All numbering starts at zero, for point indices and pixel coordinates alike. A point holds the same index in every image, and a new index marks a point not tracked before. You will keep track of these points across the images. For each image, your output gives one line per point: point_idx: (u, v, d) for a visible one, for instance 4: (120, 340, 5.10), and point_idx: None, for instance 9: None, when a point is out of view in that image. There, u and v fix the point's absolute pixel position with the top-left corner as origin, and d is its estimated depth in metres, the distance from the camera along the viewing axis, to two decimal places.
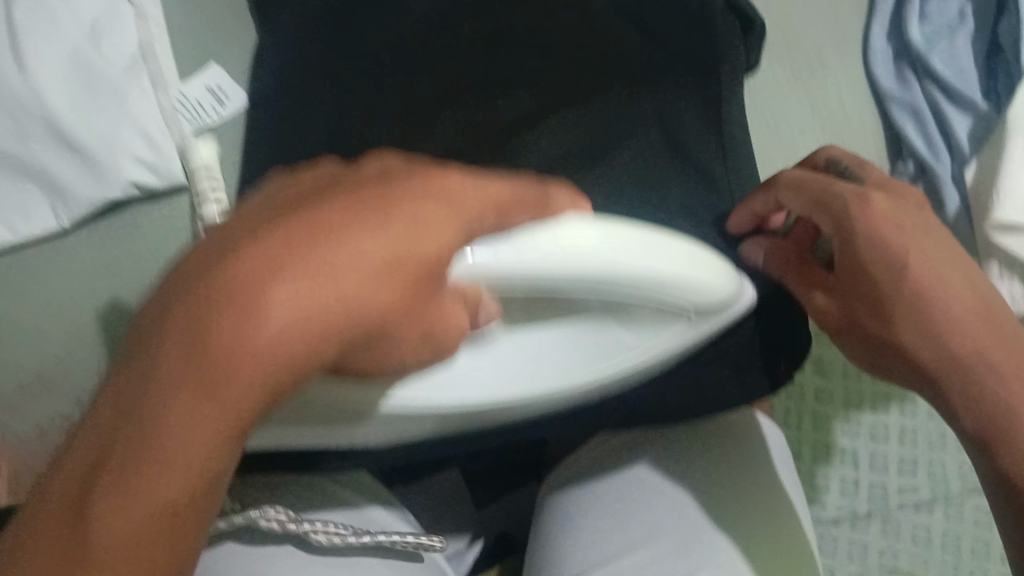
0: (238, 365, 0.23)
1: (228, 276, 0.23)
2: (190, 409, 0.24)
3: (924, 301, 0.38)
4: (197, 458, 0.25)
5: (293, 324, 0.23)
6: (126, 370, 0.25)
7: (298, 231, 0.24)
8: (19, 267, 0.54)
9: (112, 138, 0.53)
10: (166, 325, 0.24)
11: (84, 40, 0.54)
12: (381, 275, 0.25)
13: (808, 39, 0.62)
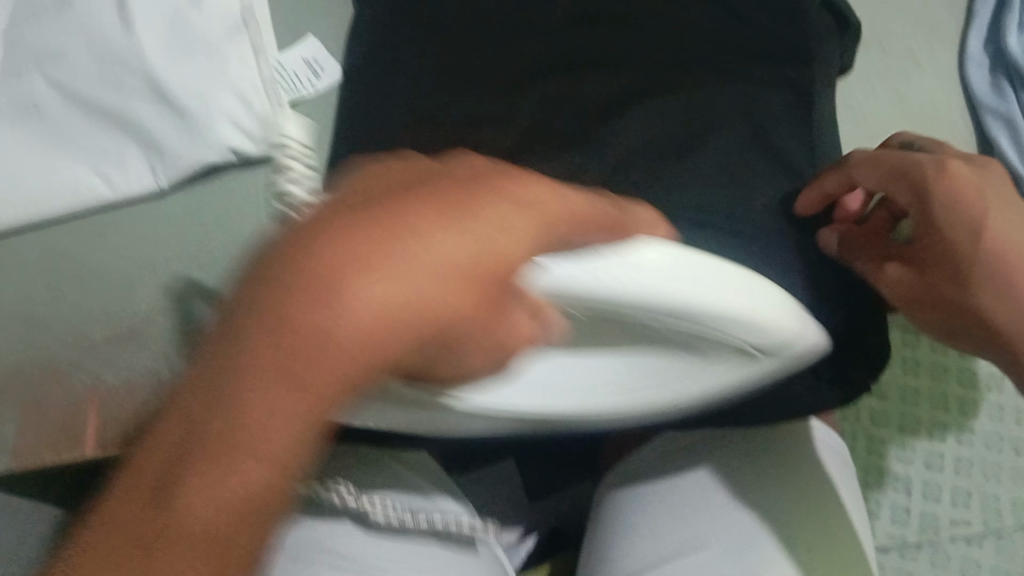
0: (320, 359, 0.23)
1: (308, 256, 0.23)
2: (277, 399, 0.24)
3: (1014, 264, 0.39)
4: (277, 450, 0.25)
5: (377, 312, 0.23)
6: (208, 353, 0.25)
7: (383, 221, 0.24)
8: (111, 224, 0.56)
9: (210, 98, 0.55)
10: (242, 318, 0.24)
11: (187, 5, 0.57)
12: (461, 277, 0.25)
13: (903, 47, 0.61)
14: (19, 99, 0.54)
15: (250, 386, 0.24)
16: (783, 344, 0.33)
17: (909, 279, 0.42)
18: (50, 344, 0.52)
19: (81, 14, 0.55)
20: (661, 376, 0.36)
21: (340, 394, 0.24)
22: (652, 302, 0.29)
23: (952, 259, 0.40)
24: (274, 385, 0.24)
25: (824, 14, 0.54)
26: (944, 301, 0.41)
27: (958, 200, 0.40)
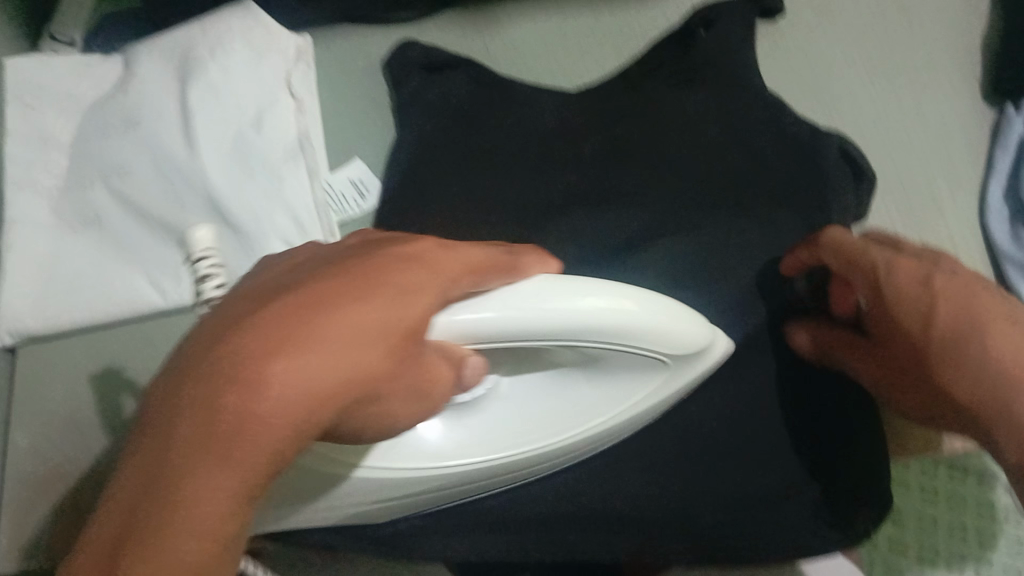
0: (244, 436, 0.25)
1: (236, 349, 0.26)
2: (205, 479, 0.25)
3: (962, 334, 0.40)
4: (215, 523, 0.25)
5: (294, 394, 0.26)
6: (147, 446, 0.26)
7: (293, 309, 0.27)
8: (159, 333, 0.59)
9: (263, 218, 0.59)
10: (178, 407, 0.26)
11: (249, 127, 0.61)
12: (373, 341, 0.28)
13: (921, 188, 0.63)
14: (86, 210, 0.59)
15: (185, 468, 0.25)
16: (682, 345, 0.42)
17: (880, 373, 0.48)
18: (97, 448, 0.56)
19: (148, 130, 0.60)
20: (578, 400, 0.46)
21: (267, 471, 0.26)
22: (547, 321, 0.36)
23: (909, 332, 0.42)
24: (200, 467, 0.25)
25: (843, 165, 0.57)
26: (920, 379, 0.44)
27: (900, 283, 0.42)
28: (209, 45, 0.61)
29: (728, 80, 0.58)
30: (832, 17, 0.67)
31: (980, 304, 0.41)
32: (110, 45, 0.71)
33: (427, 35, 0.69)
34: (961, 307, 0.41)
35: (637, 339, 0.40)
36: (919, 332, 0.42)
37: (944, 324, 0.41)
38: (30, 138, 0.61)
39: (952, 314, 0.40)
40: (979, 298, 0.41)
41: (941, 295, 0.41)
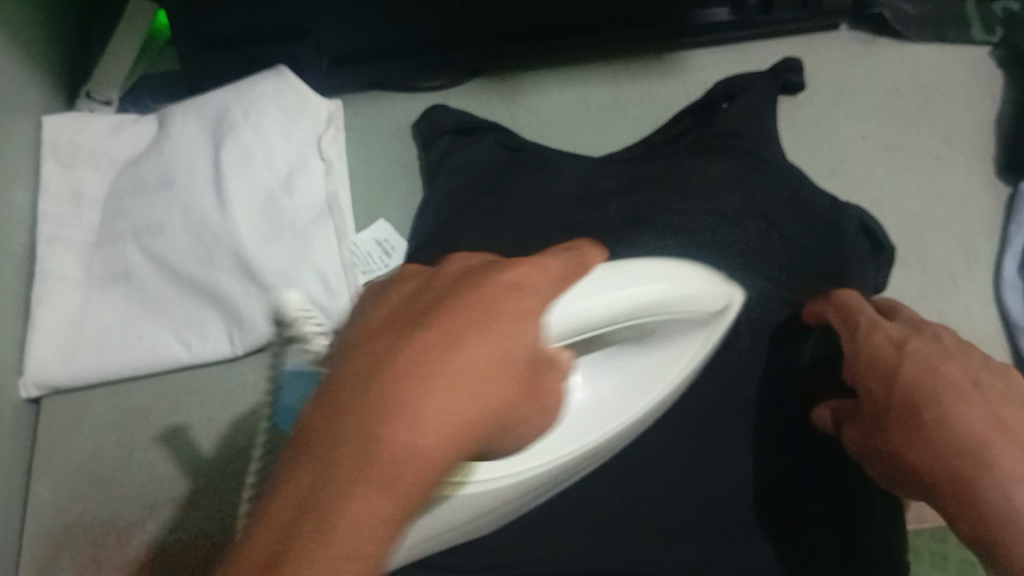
0: (402, 463, 0.24)
1: (381, 382, 0.25)
2: (355, 512, 0.23)
3: (927, 385, 0.40)
4: (375, 548, 0.23)
5: (438, 428, 0.25)
6: (298, 467, 0.24)
7: (429, 343, 0.27)
8: (183, 385, 0.60)
9: (292, 277, 0.60)
10: (328, 442, 0.24)
11: (279, 188, 0.63)
12: (503, 376, 0.27)
13: (939, 263, 0.63)
14: (115, 267, 0.61)
15: (334, 499, 0.23)
16: (722, 306, 0.43)
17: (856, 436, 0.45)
18: (119, 500, 0.56)
19: (179, 189, 0.62)
20: (644, 374, 0.45)
21: (412, 504, 0.24)
22: (619, 308, 0.39)
23: (874, 383, 0.43)
24: (350, 499, 0.23)
25: (860, 234, 0.59)
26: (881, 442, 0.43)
27: (876, 342, 0.44)
28: (243, 108, 0.64)
29: (750, 151, 0.61)
30: (846, 95, 0.70)
31: (942, 370, 0.41)
32: (144, 106, 0.74)
33: (456, 101, 0.71)
34: (924, 369, 0.41)
35: (692, 306, 0.42)
36: (885, 394, 0.42)
37: (903, 383, 0.41)
38: (64, 195, 0.63)
39: (915, 374, 0.41)
40: (941, 365, 0.41)
41: (909, 356, 0.42)
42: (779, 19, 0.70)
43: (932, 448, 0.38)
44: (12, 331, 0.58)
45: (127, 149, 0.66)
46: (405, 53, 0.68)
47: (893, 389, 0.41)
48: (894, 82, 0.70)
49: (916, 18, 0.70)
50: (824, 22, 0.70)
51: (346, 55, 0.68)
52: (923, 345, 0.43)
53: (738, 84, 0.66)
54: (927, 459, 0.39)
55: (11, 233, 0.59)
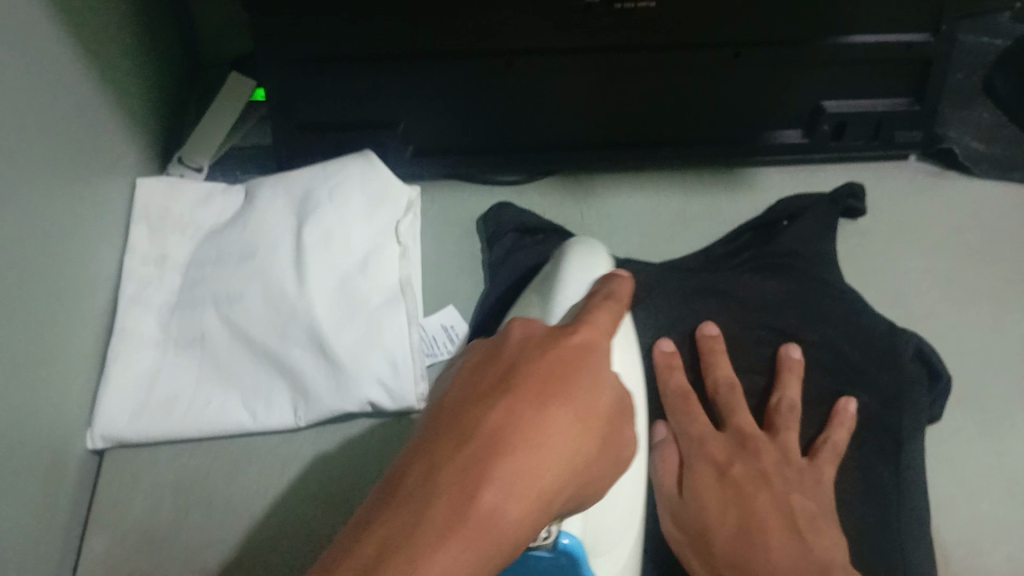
0: (530, 471, 0.30)
1: (529, 386, 0.33)
2: (547, 457, 0.30)
3: (736, 493, 0.50)
4: (502, 543, 0.28)
5: (576, 435, 0.32)
6: (442, 458, 0.29)
7: (562, 367, 0.34)
8: (244, 454, 0.62)
9: (360, 355, 0.62)
10: (532, 386, 0.33)
11: (355, 269, 0.66)
12: (613, 405, 0.34)
13: (999, 403, 0.62)
14: (191, 331, 0.64)
15: (535, 441, 0.31)
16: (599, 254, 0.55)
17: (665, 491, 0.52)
18: (167, 560, 0.57)
19: (262, 264, 0.65)
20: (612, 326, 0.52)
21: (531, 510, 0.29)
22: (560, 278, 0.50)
23: (709, 475, 0.51)
24: (551, 444, 0.31)
25: (916, 363, 0.61)
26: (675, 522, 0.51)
27: (705, 457, 0.52)
28: (328, 189, 0.68)
29: (811, 276, 0.65)
30: (907, 228, 0.71)
31: (755, 505, 0.49)
32: (232, 175, 0.76)
33: (527, 197, 0.74)
34: (739, 506, 0.49)
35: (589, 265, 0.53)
36: (715, 516, 0.49)
37: (733, 514, 0.49)
38: (151, 257, 0.66)
39: (732, 510, 0.49)
40: (752, 498, 0.49)
41: (730, 485, 0.50)
42: (849, 146, 0.73)
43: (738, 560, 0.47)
44: (84, 383, 0.60)
45: (212, 218, 0.69)
46: (485, 149, 0.72)
47: (704, 520, 0.49)
48: (958, 217, 0.72)
49: (982, 156, 0.73)
50: (893, 153, 0.73)
51: (428, 147, 0.71)
52: (741, 472, 0.51)
53: (800, 205, 0.69)
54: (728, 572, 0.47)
55: (95, 290, 0.62)
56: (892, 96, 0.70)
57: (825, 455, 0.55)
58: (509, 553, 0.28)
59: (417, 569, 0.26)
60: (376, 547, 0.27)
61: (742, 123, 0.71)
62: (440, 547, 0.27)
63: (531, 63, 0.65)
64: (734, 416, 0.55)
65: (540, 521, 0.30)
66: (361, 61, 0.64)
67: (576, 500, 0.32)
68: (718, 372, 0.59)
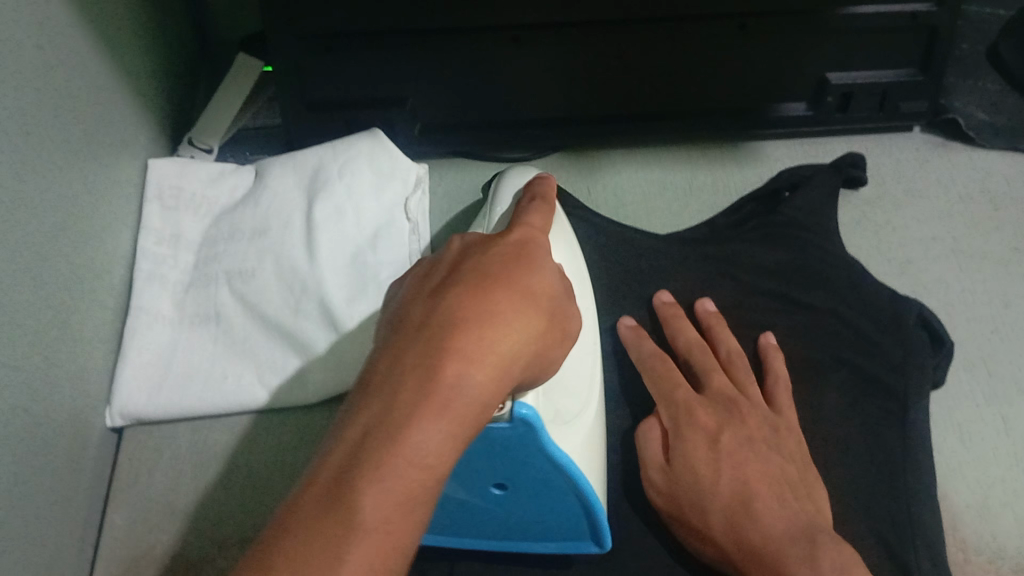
0: (488, 361, 0.33)
1: (475, 281, 0.36)
2: (502, 331, 0.34)
3: (728, 460, 0.50)
4: (460, 431, 0.32)
5: (528, 329, 0.36)
6: (400, 354, 0.33)
7: (502, 270, 0.37)
8: (260, 430, 0.63)
9: (373, 330, 0.63)
10: (478, 284, 0.36)
11: (365, 246, 0.67)
12: (551, 302, 0.38)
13: (1005, 370, 0.63)
14: (205, 308, 0.65)
15: (487, 317, 0.34)
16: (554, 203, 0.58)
17: (656, 470, 0.52)
18: (189, 531, 0.58)
19: (275, 243, 0.66)
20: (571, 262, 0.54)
21: (485, 398, 0.33)
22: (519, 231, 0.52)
23: (696, 443, 0.51)
24: (504, 320, 0.35)
25: (919, 333, 0.62)
26: (671, 496, 0.51)
27: (695, 425, 0.52)
28: (338, 166, 0.69)
29: (815, 247, 0.66)
30: (912, 201, 0.72)
31: (748, 471, 0.50)
32: (241, 154, 0.78)
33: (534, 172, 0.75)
34: (734, 470, 0.50)
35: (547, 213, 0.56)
36: (710, 484, 0.49)
37: (727, 479, 0.49)
38: (164, 237, 0.67)
39: (726, 475, 0.49)
40: (745, 466, 0.50)
41: (724, 454, 0.50)
42: (853, 119, 0.73)
43: (730, 522, 0.48)
44: (102, 359, 0.61)
45: (224, 196, 0.70)
46: (493, 125, 0.72)
47: (697, 482, 0.50)
48: (963, 188, 0.72)
49: (988, 126, 0.74)
50: (898, 125, 0.74)
51: (436, 123, 0.72)
52: (731, 441, 0.51)
53: (803, 174, 0.70)
54: (720, 532, 0.48)
55: (111, 269, 0.63)
56: (897, 69, 0.70)
57: (785, 401, 0.57)
58: (475, 415, 0.32)
59: (400, 436, 0.31)
60: (366, 425, 0.31)
61: (748, 98, 0.72)
62: (406, 436, 0.31)
63: (538, 38, 0.66)
64: (710, 377, 0.56)
65: (501, 388, 0.34)
66: (370, 38, 0.64)
67: (532, 371, 0.37)
68: (690, 336, 0.60)
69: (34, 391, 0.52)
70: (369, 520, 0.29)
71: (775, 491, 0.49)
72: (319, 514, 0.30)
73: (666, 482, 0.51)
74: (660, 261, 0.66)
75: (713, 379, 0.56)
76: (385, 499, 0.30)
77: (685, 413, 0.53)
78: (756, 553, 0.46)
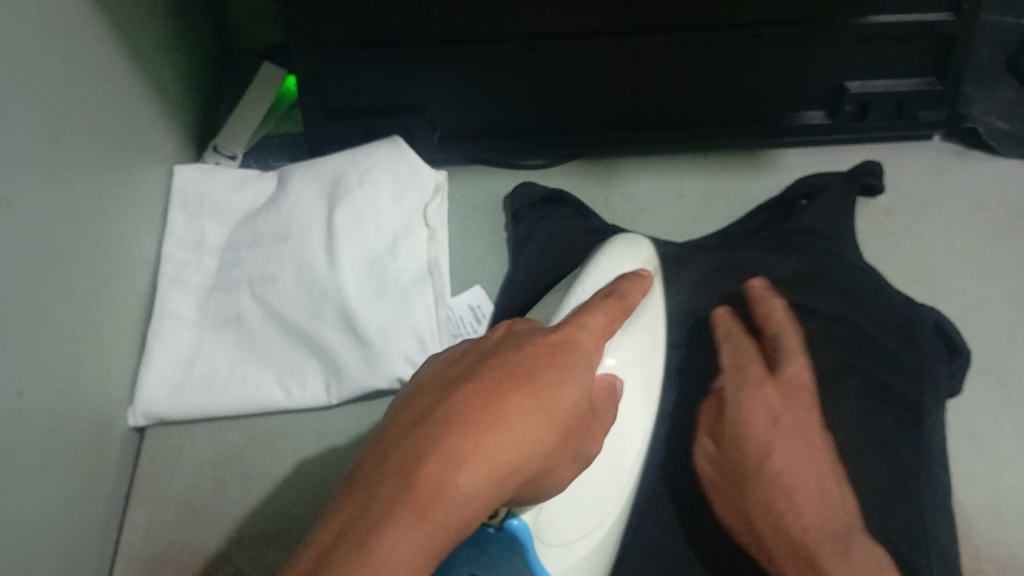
0: (485, 468, 0.33)
1: (496, 383, 0.36)
2: (504, 441, 0.34)
3: (785, 479, 0.54)
4: (441, 542, 0.31)
5: (535, 442, 0.35)
6: (395, 454, 0.33)
7: (527, 373, 0.37)
8: (278, 430, 0.64)
9: (390, 334, 0.64)
10: (496, 387, 0.35)
11: (384, 251, 0.68)
12: (568, 410, 0.37)
13: (1022, 377, 0.62)
14: (226, 312, 0.66)
15: (492, 424, 0.34)
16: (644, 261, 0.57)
17: (716, 477, 0.56)
18: (208, 530, 0.59)
19: (295, 247, 0.67)
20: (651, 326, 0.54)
21: (474, 510, 0.32)
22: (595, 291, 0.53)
23: (756, 457, 0.55)
24: (509, 428, 0.34)
25: (935, 338, 0.61)
26: (735, 503, 0.54)
27: (753, 406, 0.57)
28: (357, 173, 0.70)
29: (830, 253, 0.66)
30: (930, 209, 0.72)
31: (797, 490, 0.53)
32: (266, 162, 0.79)
33: (552, 178, 0.75)
34: (788, 490, 0.53)
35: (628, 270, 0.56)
36: (761, 499, 0.53)
37: (782, 496, 0.53)
38: (187, 242, 0.68)
39: (780, 494, 0.53)
40: (794, 463, 0.54)
41: (778, 471, 0.54)
42: (871, 127, 0.73)
43: (777, 535, 0.52)
44: (126, 360, 0.62)
45: (247, 203, 0.72)
46: (511, 132, 0.73)
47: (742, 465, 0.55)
48: (981, 195, 0.72)
49: (1007, 134, 0.73)
50: (916, 133, 0.74)
51: (455, 130, 0.73)
52: (786, 428, 0.56)
53: (819, 183, 0.70)
54: (755, 516, 0.53)
55: (136, 272, 0.64)
56: (916, 76, 0.71)
57: (848, 400, 0.59)
58: (457, 525, 0.32)
59: (373, 541, 0.30)
60: (343, 525, 0.31)
61: (765, 106, 0.72)
62: (384, 541, 0.30)
63: (557, 48, 0.66)
64: (787, 359, 0.59)
65: (491, 499, 0.33)
66: (390, 47, 0.65)
67: (534, 479, 0.36)
68: (772, 330, 0.60)
69: (61, 390, 0.53)
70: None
71: (818, 512, 0.52)
72: None
73: (722, 487, 0.56)
74: (675, 266, 0.66)
75: (793, 381, 0.58)
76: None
77: (747, 423, 0.56)
78: (797, 566, 0.51)
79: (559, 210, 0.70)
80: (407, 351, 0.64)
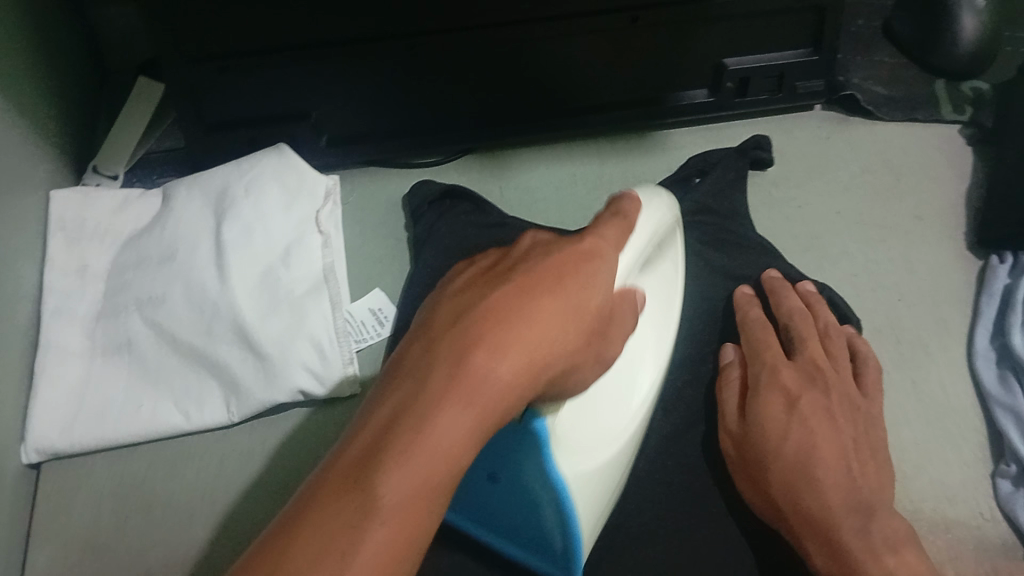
0: (527, 356, 0.36)
1: (531, 282, 0.39)
2: (545, 334, 0.37)
3: (801, 434, 0.52)
4: (487, 423, 0.34)
5: (566, 336, 0.38)
6: (442, 342, 0.35)
7: (557, 275, 0.40)
8: (180, 454, 0.62)
9: (289, 346, 0.62)
10: (531, 286, 0.38)
11: (277, 263, 0.66)
12: (594, 311, 0.40)
13: (913, 335, 0.64)
14: (117, 337, 0.63)
15: (529, 319, 0.37)
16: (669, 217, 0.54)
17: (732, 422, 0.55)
18: (115, 563, 0.57)
19: (184, 263, 0.65)
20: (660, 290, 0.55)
21: (514, 397, 0.35)
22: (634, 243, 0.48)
23: (779, 406, 0.54)
24: (544, 322, 0.37)
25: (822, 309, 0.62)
26: (745, 452, 0.53)
27: (776, 386, 0.55)
28: (244, 184, 0.68)
29: (723, 229, 0.67)
30: (815, 178, 0.73)
31: (816, 440, 0.52)
32: (150, 180, 0.76)
33: (446, 174, 0.75)
34: (806, 437, 0.52)
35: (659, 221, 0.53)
36: (777, 445, 0.52)
37: (795, 444, 0.52)
38: (71, 268, 0.66)
39: (795, 439, 0.52)
40: (817, 432, 0.52)
41: (797, 420, 0.53)
42: (754, 101, 0.75)
43: (791, 491, 0.51)
44: (14, 395, 0.59)
45: (133, 223, 0.69)
46: (401, 138, 0.72)
47: (764, 440, 0.52)
48: (864, 160, 0.74)
49: (886, 99, 0.75)
50: (799, 104, 0.75)
51: (343, 135, 0.72)
52: (809, 404, 0.54)
53: (709, 160, 0.71)
54: (772, 481, 0.51)
55: (18, 304, 0.61)
56: (792, 48, 0.72)
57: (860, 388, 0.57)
58: (501, 405, 0.35)
59: (425, 425, 0.33)
60: (393, 412, 0.34)
61: (649, 87, 0.73)
62: (434, 422, 0.33)
63: (440, 44, 0.65)
64: (804, 344, 0.58)
65: (528, 387, 0.36)
66: (265, 53, 0.64)
67: (560, 379, 0.39)
68: (790, 307, 0.60)
69: None
70: (389, 505, 0.31)
71: (832, 460, 0.51)
72: (341, 495, 0.32)
73: (735, 438, 0.55)
74: None
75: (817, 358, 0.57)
76: (406, 484, 0.32)
77: (772, 386, 0.55)
78: (816, 522, 0.49)
79: (458, 205, 0.70)
80: (308, 362, 0.62)
